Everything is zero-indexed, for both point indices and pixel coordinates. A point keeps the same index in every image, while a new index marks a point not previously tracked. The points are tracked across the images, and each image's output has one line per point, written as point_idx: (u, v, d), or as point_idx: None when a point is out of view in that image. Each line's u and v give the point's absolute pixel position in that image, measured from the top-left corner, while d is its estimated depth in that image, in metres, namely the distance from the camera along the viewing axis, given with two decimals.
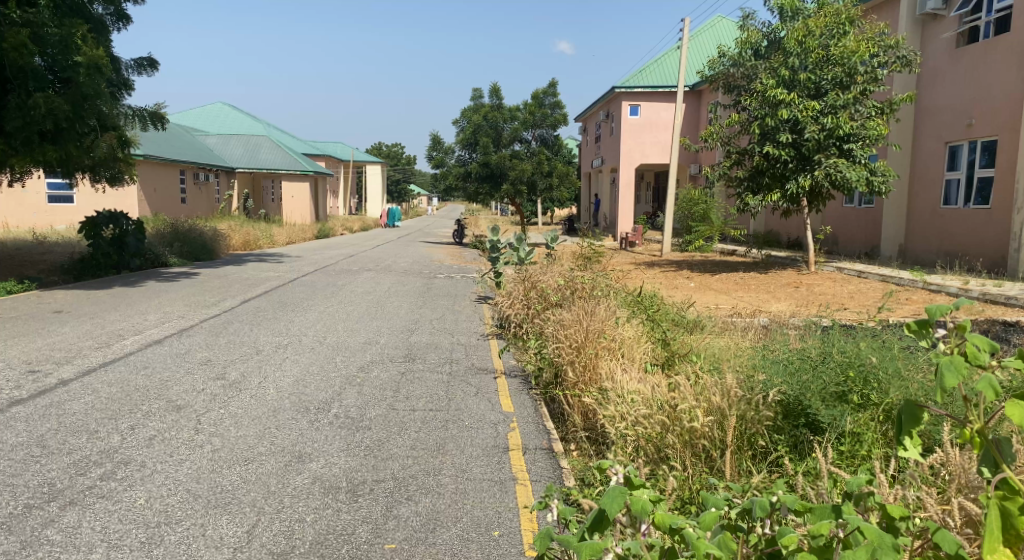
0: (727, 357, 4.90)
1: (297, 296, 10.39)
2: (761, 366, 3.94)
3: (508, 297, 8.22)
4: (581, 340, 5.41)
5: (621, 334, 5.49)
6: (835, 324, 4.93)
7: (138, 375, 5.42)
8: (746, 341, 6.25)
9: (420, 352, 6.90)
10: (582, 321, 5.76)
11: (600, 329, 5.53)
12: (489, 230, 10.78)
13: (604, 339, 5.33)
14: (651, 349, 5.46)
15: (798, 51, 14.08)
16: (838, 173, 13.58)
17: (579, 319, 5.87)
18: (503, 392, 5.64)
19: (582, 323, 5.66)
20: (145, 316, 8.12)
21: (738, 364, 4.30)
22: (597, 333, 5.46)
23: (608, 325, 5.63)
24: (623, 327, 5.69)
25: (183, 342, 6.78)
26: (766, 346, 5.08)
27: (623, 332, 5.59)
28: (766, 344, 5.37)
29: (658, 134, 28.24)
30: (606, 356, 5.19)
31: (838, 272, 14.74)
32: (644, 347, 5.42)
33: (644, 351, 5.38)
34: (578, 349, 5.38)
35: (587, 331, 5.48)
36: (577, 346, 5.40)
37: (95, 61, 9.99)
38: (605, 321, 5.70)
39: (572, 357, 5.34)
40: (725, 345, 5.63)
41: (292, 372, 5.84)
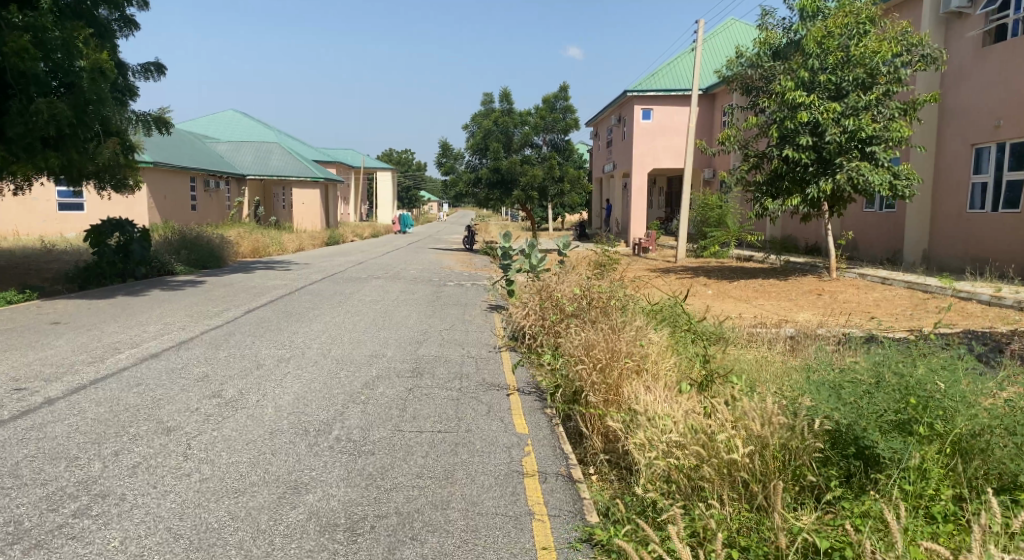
0: (763, 378, 4.54)
1: (303, 305, 10.10)
2: (807, 388, 3.57)
3: (521, 308, 7.87)
4: (603, 357, 5.06)
5: (646, 349, 5.14)
6: (879, 344, 4.56)
7: (129, 393, 5.11)
8: (779, 357, 5.86)
9: (429, 366, 6.56)
10: (602, 335, 5.40)
11: (624, 343, 5.19)
12: (500, 236, 10.44)
13: (629, 357, 4.98)
14: (677, 366, 5.09)
15: (818, 52, 13.66)
16: (860, 177, 13.12)
17: (600, 333, 5.53)
18: (517, 410, 5.29)
19: (603, 338, 5.31)
20: (144, 327, 7.85)
21: (778, 385, 3.94)
22: (621, 349, 5.10)
23: (632, 339, 5.27)
24: (648, 341, 5.33)
25: (181, 356, 6.48)
26: (805, 366, 4.71)
27: (648, 347, 5.24)
28: (803, 363, 5.00)
29: (671, 139, 27.84)
30: (631, 376, 4.83)
31: (860, 279, 14.27)
32: (671, 364, 5.05)
33: (670, 368, 5.02)
34: (600, 366, 5.03)
35: (609, 346, 5.14)
36: (599, 364, 5.05)
37: (98, 65, 9.74)
38: (628, 335, 5.35)
39: (593, 375, 4.99)
40: (759, 364, 5.25)
41: (293, 389, 5.51)
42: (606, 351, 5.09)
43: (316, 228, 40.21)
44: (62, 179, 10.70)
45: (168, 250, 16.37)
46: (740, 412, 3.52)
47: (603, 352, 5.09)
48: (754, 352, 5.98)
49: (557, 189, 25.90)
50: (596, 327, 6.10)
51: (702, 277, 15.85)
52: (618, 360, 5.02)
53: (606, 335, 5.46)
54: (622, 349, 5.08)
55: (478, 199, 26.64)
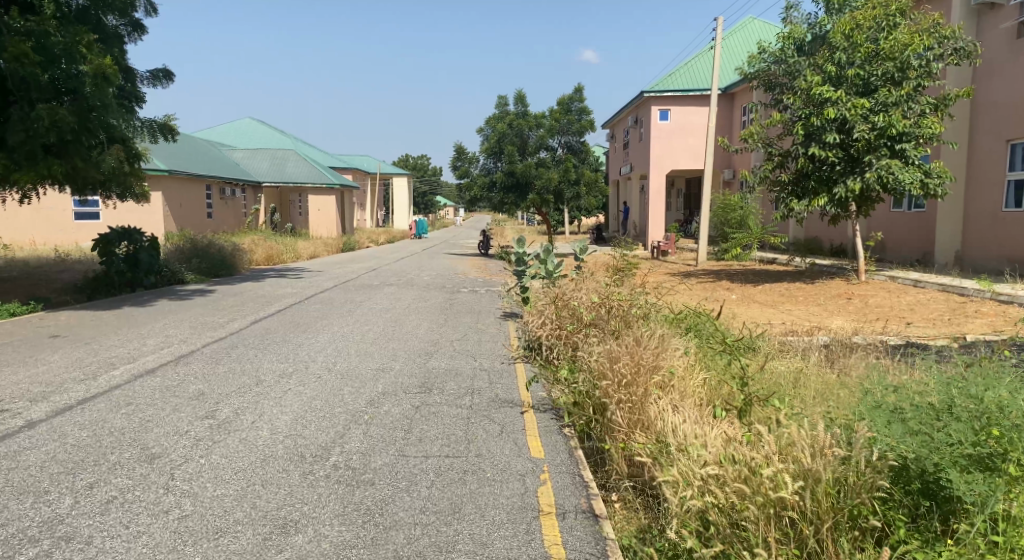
0: (807, 401, 4.05)
1: (311, 315, 9.76)
2: (865, 414, 3.10)
3: (535, 316, 7.47)
4: (630, 372, 4.62)
5: (673, 365, 4.70)
6: (934, 367, 4.11)
7: (117, 415, 4.78)
8: (818, 371, 5.38)
9: (438, 381, 6.16)
10: (626, 348, 4.97)
11: (649, 355, 4.75)
12: (514, 241, 10.01)
13: (656, 373, 4.55)
14: (706, 384, 4.66)
15: (845, 46, 13.16)
16: (890, 175, 12.54)
17: (622, 346, 5.11)
18: (533, 431, 4.87)
19: (628, 350, 4.88)
20: (144, 341, 7.56)
21: (827, 410, 3.46)
22: (648, 364, 4.67)
23: (658, 351, 4.84)
24: (678, 355, 4.89)
25: (178, 372, 6.16)
26: (852, 391, 4.23)
27: (676, 362, 4.79)
28: (849, 384, 4.52)
29: (689, 139, 27.30)
30: (657, 394, 4.41)
31: (891, 281, 13.65)
32: (700, 381, 4.62)
33: (700, 386, 4.58)
34: (624, 383, 4.59)
35: (635, 361, 4.70)
36: (623, 378, 4.62)
37: (101, 70, 9.45)
38: (655, 347, 4.91)
39: (616, 391, 4.55)
40: (799, 384, 4.77)
41: (292, 409, 5.14)
42: (631, 366, 4.65)
43: (331, 234, 40.09)
44: (66, 186, 10.51)
45: (179, 259, 16.21)
46: (785, 437, 3.07)
47: (629, 366, 4.64)
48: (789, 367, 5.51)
49: (573, 192, 25.49)
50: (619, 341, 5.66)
51: (725, 281, 15.32)
52: (645, 375, 4.60)
53: (630, 348, 5.03)
54: (649, 362, 4.65)
55: (493, 203, 26.30)
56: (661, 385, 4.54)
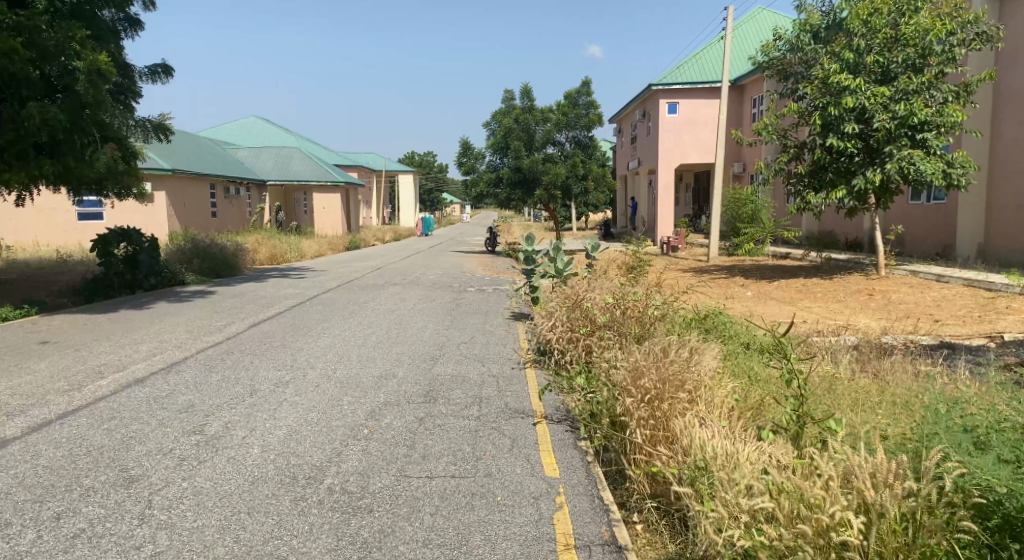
0: (853, 417, 3.65)
1: (313, 317, 9.41)
2: (934, 440, 2.68)
3: (546, 317, 7.09)
4: (653, 382, 4.24)
5: (700, 374, 4.32)
6: (993, 383, 3.69)
7: (98, 431, 4.43)
8: (854, 379, 4.97)
9: (444, 389, 5.78)
10: (647, 356, 4.59)
11: (672, 363, 4.37)
12: (522, 239, 9.62)
13: (681, 384, 4.19)
14: (734, 395, 4.28)
15: (863, 32, 12.68)
16: (911, 166, 12.05)
17: (642, 354, 4.72)
18: (547, 445, 4.49)
19: (650, 359, 4.50)
20: (137, 346, 7.23)
21: (886, 433, 3.05)
22: (672, 372, 4.28)
23: (681, 358, 4.46)
24: (704, 362, 4.51)
25: (169, 381, 5.82)
26: (901, 406, 3.83)
27: (703, 371, 4.41)
28: (895, 397, 4.11)
29: (699, 132, 26.80)
30: (683, 408, 4.03)
31: (912, 276, 13.18)
32: (727, 393, 4.23)
33: (727, 399, 4.19)
34: (647, 394, 4.21)
35: (659, 370, 4.32)
36: (646, 388, 4.24)
37: (97, 66, 9.20)
38: (680, 354, 4.52)
39: (638, 404, 4.17)
40: (837, 394, 4.37)
41: (286, 422, 4.79)
42: (655, 375, 4.27)
43: (337, 232, 39.80)
44: (60, 185, 10.19)
45: (181, 259, 15.93)
46: (842, 463, 2.66)
47: (653, 376, 4.26)
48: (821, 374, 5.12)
49: (580, 187, 25.09)
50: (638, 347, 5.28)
51: (739, 277, 14.89)
52: (669, 385, 4.22)
53: (652, 355, 4.66)
54: (674, 371, 4.27)
55: (499, 200, 25.93)
56: (687, 396, 4.16)
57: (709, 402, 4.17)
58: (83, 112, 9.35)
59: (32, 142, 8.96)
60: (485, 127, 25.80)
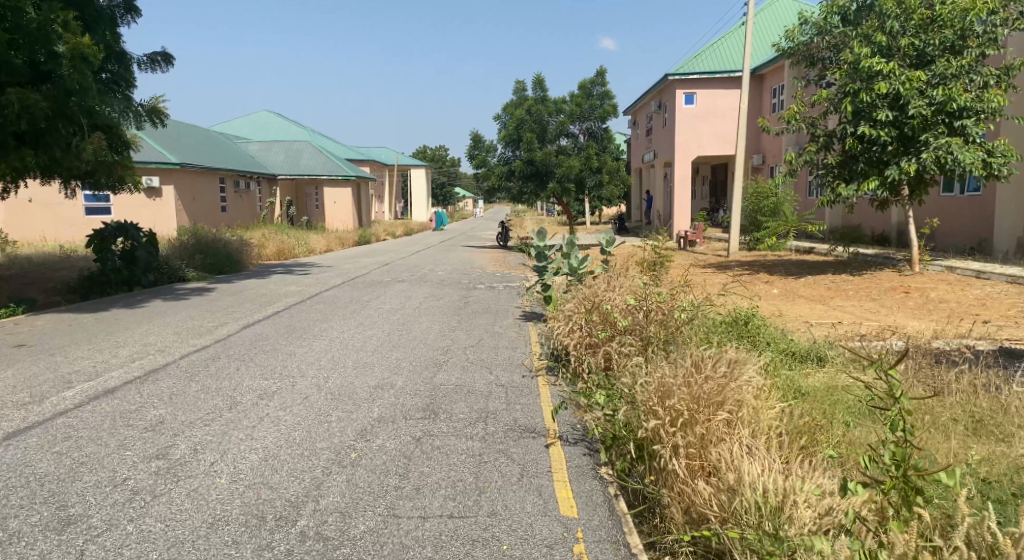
0: (932, 465, 2.98)
1: (311, 317, 8.84)
2: None
3: (560, 320, 6.51)
4: (683, 404, 3.60)
5: (741, 394, 3.67)
6: None
7: (46, 455, 3.87)
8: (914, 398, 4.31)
9: (446, 402, 5.17)
10: (677, 373, 3.92)
11: (708, 379, 3.73)
12: (534, 234, 8.98)
13: (723, 412, 3.54)
14: (783, 425, 3.62)
15: (897, 13, 11.75)
16: (949, 155, 11.17)
17: (672, 369, 4.06)
18: (563, 474, 3.86)
19: (682, 374, 3.86)
20: (118, 351, 6.70)
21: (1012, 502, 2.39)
22: (711, 396, 3.63)
23: (719, 371, 3.82)
24: (747, 378, 3.85)
25: (142, 392, 5.25)
26: (989, 454, 3.16)
27: (745, 389, 3.76)
28: (983, 441, 3.41)
29: (716, 124, 25.97)
30: (728, 438, 3.38)
31: (949, 272, 12.37)
32: (774, 422, 3.58)
33: (775, 429, 3.54)
34: (678, 418, 3.57)
35: (692, 389, 3.68)
36: (676, 410, 3.60)
37: (81, 51, 8.56)
38: (717, 369, 3.87)
39: (668, 430, 3.53)
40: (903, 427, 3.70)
41: (264, 444, 4.20)
42: (686, 394, 3.64)
43: (348, 227, 39.35)
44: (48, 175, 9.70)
45: (183, 255, 15.47)
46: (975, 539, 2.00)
47: (683, 397, 3.61)
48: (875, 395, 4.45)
49: (594, 180, 24.38)
50: (664, 360, 4.62)
51: (763, 273, 14.19)
52: (705, 408, 3.59)
53: (682, 370, 4.02)
54: (710, 389, 3.64)
55: (512, 194, 25.30)
56: (727, 419, 3.53)
57: (754, 426, 3.52)
58: (68, 100, 8.80)
59: (13, 131, 8.44)
60: (496, 119, 25.13)
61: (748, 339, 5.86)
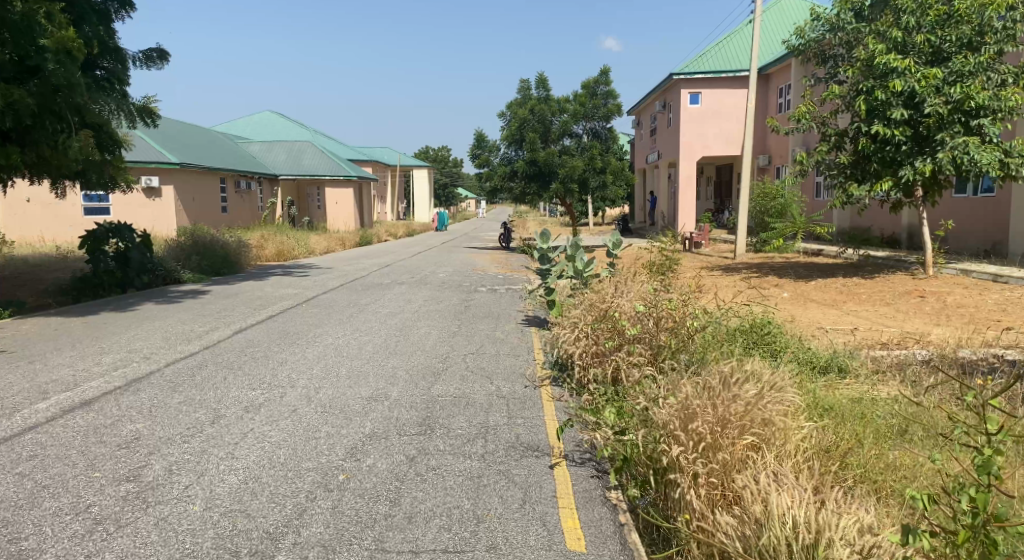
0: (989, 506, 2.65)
1: (306, 322, 8.52)
2: None
3: (565, 327, 6.21)
4: (707, 426, 3.23)
5: (771, 417, 3.31)
6: None
7: (8, 477, 3.56)
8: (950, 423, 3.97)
9: (444, 416, 4.84)
10: (697, 391, 3.58)
11: (735, 400, 3.36)
12: (538, 236, 8.63)
13: (750, 438, 3.20)
14: (815, 454, 3.28)
15: (913, 8, 11.42)
16: (966, 155, 10.79)
17: (691, 386, 3.71)
18: (569, 500, 3.53)
19: (704, 393, 3.51)
20: (101, 358, 6.39)
21: None
22: (736, 418, 3.29)
23: (747, 388, 3.45)
24: (775, 398, 3.51)
25: (120, 404, 4.92)
26: None
27: (775, 410, 3.40)
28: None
29: (722, 124, 25.63)
30: (755, 468, 3.04)
31: (964, 275, 12.00)
32: (805, 452, 3.24)
33: (807, 459, 3.20)
34: (702, 441, 3.21)
35: (716, 409, 3.32)
36: (699, 433, 3.23)
37: (64, 45, 8.35)
38: (744, 386, 3.51)
39: (689, 456, 3.16)
40: (945, 461, 3.35)
41: (244, 464, 3.88)
42: (710, 416, 3.27)
43: (349, 227, 39.06)
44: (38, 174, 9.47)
45: (179, 256, 15.18)
46: None
47: (707, 419, 3.25)
48: (907, 417, 4.10)
49: (598, 181, 24.04)
50: (680, 376, 4.28)
51: (772, 276, 13.85)
52: (731, 432, 3.24)
53: (703, 388, 3.67)
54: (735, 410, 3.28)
55: (515, 194, 24.96)
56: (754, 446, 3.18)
57: (782, 453, 3.19)
58: (55, 95, 8.56)
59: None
60: (499, 118, 24.82)
61: (765, 352, 5.55)
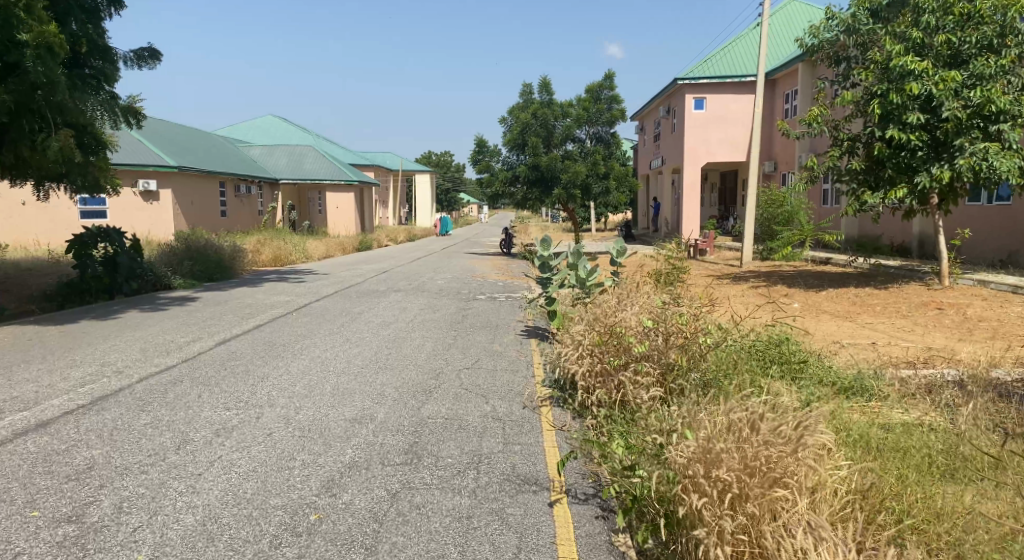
0: None
1: (294, 332, 8.10)
2: None
3: (566, 342, 5.79)
4: (732, 475, 2.80)
5: (807, 462, 2.87)
6: None
7: None
8: (999, 460, 3.54)
9: (433, 442, 4.42)
10: (718, 427, 3.12)
11: (765, 441, 2.93)
12: (539, 243, 8.20)
13: (781, 489, 2.75)
14: (855, 508, 2.84)
15: (932, 8, 11.02)
16: (985, 163, 10.35)
17: (711, 420, 3.27)
18: (570, 548, 3.09)
19: (725, 429, 3.06)
20: (70, 372, 5.98)
21: None
22: (764, 464, 2.84)
23: (778, 425, 3.02)
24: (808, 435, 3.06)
25: (80, 426, 4.50)
26: None
27: (812, 453, 2.97)
28: None
29: (727, 129, 25.23)
30: (788, 529, 2.61)
31: (982, 286, 11.55)
32: (844, 506, 2.80)
33: (846, 516, 2.76)
34: (727, 491, 2.81)
35: (743, 451, 2.89)
36: (723, 482, 2.82)
37: (45, 40, 7.92)
38: (773, 420, 3.06)
39: (712, 510, 2.76)
40: (1005, 513, 2.90)
41: (205, 500, 3.45)
42: (735, 461, 2.84)
43: (350, 232, 38.69)
44: (16, 172, 9.27)
45: (171, 260, 14.80)
46: None
47: (731, 466, 2.81)
48: (948, 451, 3.68)
49: (601, 186, 23.63)
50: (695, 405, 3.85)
51: (780, 285, 13.39)
52: (760, 482, 2.79)
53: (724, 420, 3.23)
54: (767, 456, 2.85)
55: (517, 200, 24.57)
56: (788, 497, 2.77)
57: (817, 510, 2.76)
58: (35, 94, 8.28)
59: None
60: (502, 122, 24.46)
61: (784, 373, 5.13)
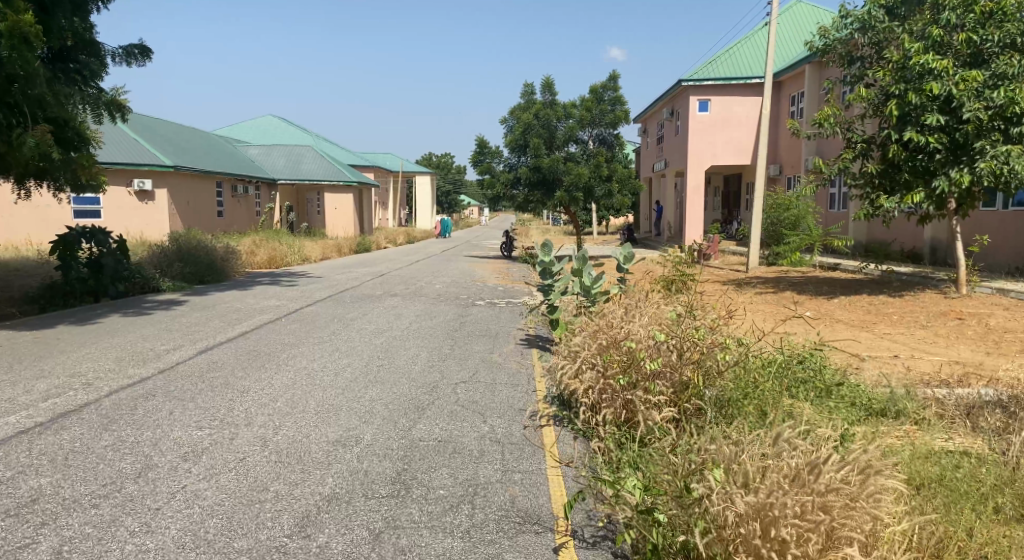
0: None
1: (281, 341, 7.64)
2: None
3: (568, 356, 5.34)
4: (788, 531, 2.43)
5: (870, 514, 2.50)
6: None
7: None
8: None
9: (424, 469, 3.99)
10: (763, 468, 2.70)
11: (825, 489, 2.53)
12: (539, 246, 7.76)
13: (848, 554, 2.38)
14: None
15: (952, 5, 10.59)
16: (1007, 166, 9.93)
17: (752, 456, 2.85)
18: None
19: (771, 470, 2.65)
20: (34, 384, 5.53)
21: None
22: (823, 520, 2.45)
23: (837, 469, 2.62)
24: (869, 478, 2.65)
25: (32, 449, 4.05)
26: None
27: (874, 501, 2.59)
28: None
29: (731, 132, 24.78)
30: None
31: (1002, 295, 11.10)
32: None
33: None
34: (785, 552, 2.43)
35: (798, 502, 2.49)
36: (779, 542, 2.45)
37: (20, 30, 7.44)
38: (827, 461, 2.67)
39: None
40: None
41: (160, 543, 2.99)
42: (791, 514, 2.44)
43: (349, 234, 38.26)
44: None
45: (161, 262, 14.35)
46: None
47: (788, 523, 2.44)
48: (1008, 485, 3.31)
49: (604, 189, 23.18)
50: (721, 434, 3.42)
51: (790, 292, 12.95)
52: (818, 543, 2.43)
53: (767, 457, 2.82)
54: (827, 508, 2.46)
55: (517, 202, 24.14)
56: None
57: None
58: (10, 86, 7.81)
59: None
60: (503, 123, 24.06)
61: (808, 393, 4.73)
